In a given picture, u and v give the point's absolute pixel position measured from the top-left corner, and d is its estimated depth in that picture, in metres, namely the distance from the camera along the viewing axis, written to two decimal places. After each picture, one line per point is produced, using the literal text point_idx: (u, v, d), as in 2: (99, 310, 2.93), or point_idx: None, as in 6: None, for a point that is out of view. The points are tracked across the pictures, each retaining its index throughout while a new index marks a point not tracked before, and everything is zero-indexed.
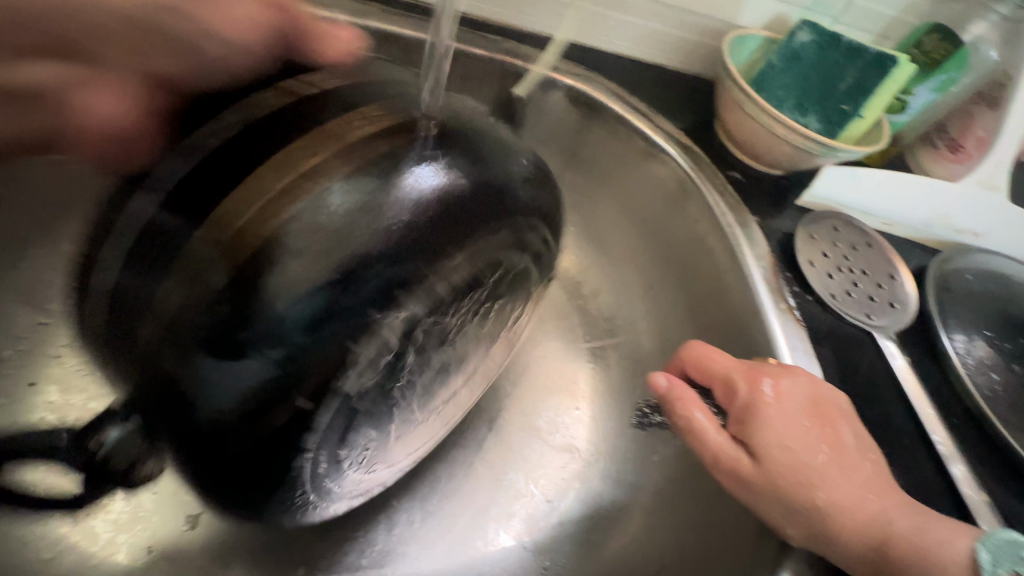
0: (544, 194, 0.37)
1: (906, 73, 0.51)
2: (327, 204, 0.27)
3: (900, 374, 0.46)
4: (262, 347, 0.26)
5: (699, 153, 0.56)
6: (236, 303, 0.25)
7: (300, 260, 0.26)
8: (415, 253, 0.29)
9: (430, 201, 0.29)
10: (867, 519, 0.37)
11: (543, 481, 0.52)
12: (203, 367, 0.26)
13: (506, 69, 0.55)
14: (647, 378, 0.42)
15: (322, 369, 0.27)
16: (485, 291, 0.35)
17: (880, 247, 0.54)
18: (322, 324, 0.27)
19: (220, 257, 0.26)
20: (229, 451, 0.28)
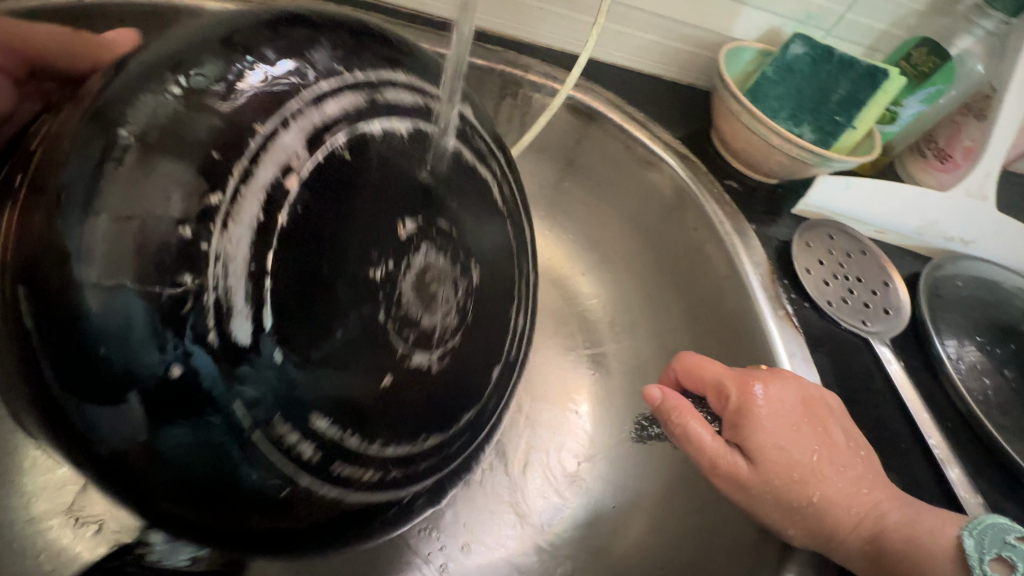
0: (398, 68, 0.32)
1: (895, 86, 0.52)
2: (142, 113, 0.23)
3: (895, 379, 0.47)
4: (102, 342, 0.21)
5: (695, 162, 0.57)
6: (62, 299, 0.21)
7: (122, 190, 0.21)
8: (251, 143, 0.24)
9: (272, 89, 0.25)
10: (860, 514, 0.37)
11: (545, 488, 0.52)
12: (72, 415, 0.22)
13: (506, 78, 0.56)
14: (642, 392, 0.41)
15: (176, 329, 0.22)
16: (383, 181, 0.30)
17: (874, 255, 0.55)
18: (148, 271, 0.21)
19: (35, 253, 0.22)
20: (170, 500, 0.24)
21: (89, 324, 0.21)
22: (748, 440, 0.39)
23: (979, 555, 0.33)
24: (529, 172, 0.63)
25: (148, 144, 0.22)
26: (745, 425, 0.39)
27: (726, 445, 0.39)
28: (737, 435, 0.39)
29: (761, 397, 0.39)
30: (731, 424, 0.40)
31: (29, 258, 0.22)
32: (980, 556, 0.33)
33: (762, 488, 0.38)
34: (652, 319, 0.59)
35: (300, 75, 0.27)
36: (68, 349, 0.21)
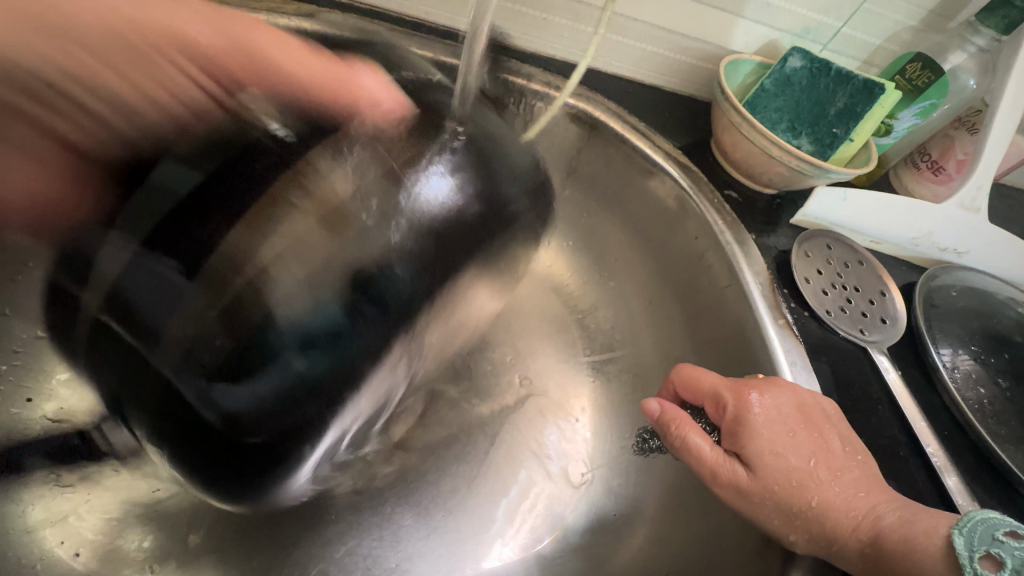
0: (541, 192, 0.40)
1: (892, 100, 0.53)
2: (374, 237, 0.30)
3: (893, 388, 0.47)
4: (276, 360, 0.29)
5: (697, 172, 0.57)
6: (241, 333, 0.28)
7: (291, 290, 0.29)
8: (421, 271, 0.32)
9: (433, 205, 0.32)
10: (859, 517, 0.35)
11: (545, 496, 0.52)
12: (211, 388, 0.29)
13: (509, 86, 0.57)
14: (639, 406, 0.40)
15: (335, 379, 0.31)
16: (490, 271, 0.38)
17: (871, 265, 0.56)
18: (339, 337, 0.30)
19: (216, 296, 0.28)
20: (233, 459, 0.32)
21: (261, 343, 0.28)
22: (746, 448, 0.37)
23: (968, 554, 0.31)
24: None
25: (319, 262, 0.29)
26: (743, 432, 0.38)
27: (725, 454, 0.38)
28: (736, 444, 0.38)
29: (758, 404, 0.38)
30: (729, 433, 0.38)
31: (197, 273, 0.28)
32: (969, 554, 0.31)
33: (762, 496, 0.36)
34: (652, 327, 0.59)
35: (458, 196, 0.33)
36: (231, 346, 0.28)
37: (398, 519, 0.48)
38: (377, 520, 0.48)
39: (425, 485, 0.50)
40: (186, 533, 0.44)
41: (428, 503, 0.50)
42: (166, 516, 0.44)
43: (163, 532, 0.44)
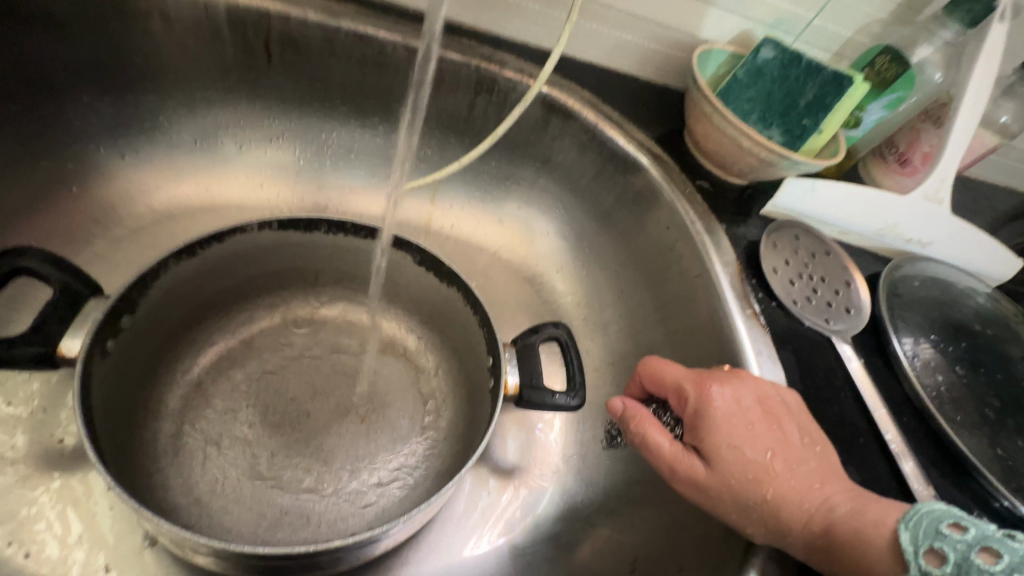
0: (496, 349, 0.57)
1: (861, 92, 0.53)
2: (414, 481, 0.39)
3: (855, 376, 0.48)
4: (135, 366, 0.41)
5: (669, 162, 0.57)
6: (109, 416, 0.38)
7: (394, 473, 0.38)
8: None
9: (435, 481, 0.50)
10: (812, 509, 0.34)
11: (521, 486, 0.53)
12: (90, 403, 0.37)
13: (482, 74, 0.56)
14: (603, 403, 0.40)
15: None
16: (476, 378, 0.53)
17: (837, 255, 0.57)
18: None
19: None
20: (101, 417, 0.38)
21: None
22: (704, 442, 0.36)
23: (913, 549, 0.29)
24: (505, 172, 0.64)
25: None
26: (703, 426, 0.37)
27: (684, 448, 0.37)
28: (695, 437, 0.37)
29: (718, 397, 0.37)
30: (689, 427, 0.38)
31: None
32: (914, 549, 0.29)
33: (718, 490, 0.35)
34: (625, 318, 0.59)
35: (472, 420, 0.51)
36: None
37: (369, 510, 0.49)
38: (351, 508, 0.48)
39: (397, 478, 0.51)
40: (145, 533, 0.43)
41: (400, 493, 0.50)
42: (123, 513, 0.44)
43: (122, 529, 0.44)
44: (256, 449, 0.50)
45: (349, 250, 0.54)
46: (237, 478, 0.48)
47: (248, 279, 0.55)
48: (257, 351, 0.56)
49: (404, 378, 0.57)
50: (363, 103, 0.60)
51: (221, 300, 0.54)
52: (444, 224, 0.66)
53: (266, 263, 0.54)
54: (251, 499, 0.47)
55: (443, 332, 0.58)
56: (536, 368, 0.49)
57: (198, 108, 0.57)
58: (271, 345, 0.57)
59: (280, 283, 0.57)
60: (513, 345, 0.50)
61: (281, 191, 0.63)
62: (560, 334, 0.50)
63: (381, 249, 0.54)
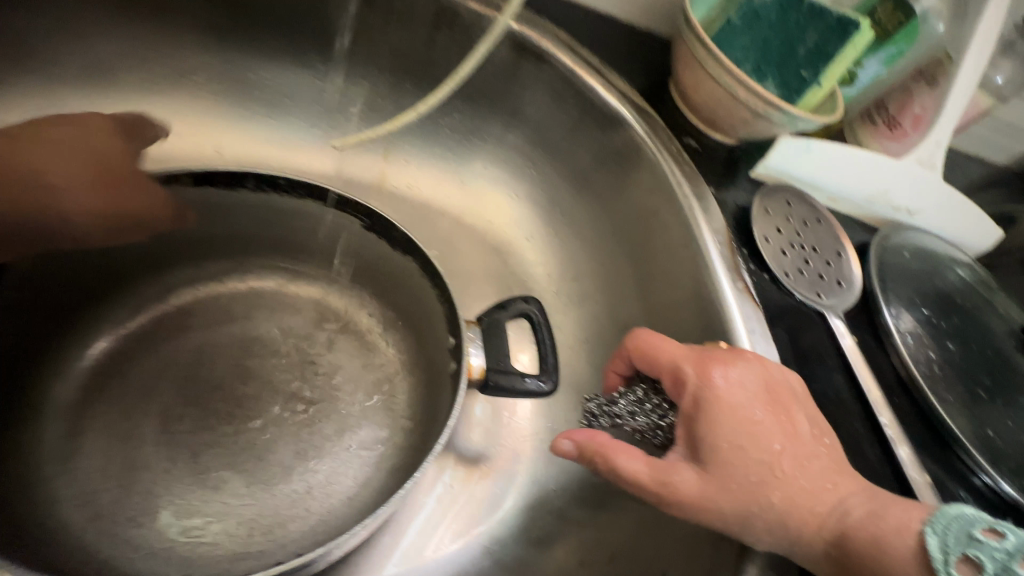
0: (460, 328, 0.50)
1: (866, 40, 0.47)
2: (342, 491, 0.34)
3: (848, 354, 0.44)
4: None
5: (656, 117, 0.50)
6: None
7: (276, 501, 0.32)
8: None
9: (387, 478, 0.44)
10: (824, 513, 0.29)
11: (486, 478, 0.47)
12: None
13: (440, 5, 0.47)
14: (551, 448, 0.35)
15: None
16: (433, 363, 0.47)
17: (829, 223, 0.53)
18: None
19: None
20: None
21: None
22: (701, 438, 0.31)
23: (944, 558, 0.25)
24: (469, 126, 0.56)
25: None
26: (701, 419, 0.32)
27: (670, 460, 0.32)
28: (691, 432, 0.32)
29: (721, 382, 0.32)
30: (685, 419, 0.33)
31: None
32: (945, 558, 0.25)
33: (717, 499, 0.30)
34: (602, 291, 0.54)
35: (428, 409, 0.46)
36: None
37: (311, 513, 0.42)
38: (289, 512, 0.42)
39: (345, 475, 0.44)
40: None
41: (345, 495, 0.43)
42: None
43: None
44: (173, 450, 0.42)
45: (279, 213, 0.46)
46: (147, 485, 0.41)
47: (158, 246, 0.47)
48: (175, 333, 0.48)
49: (353, 360, 0.50)
50: (297, 37, 0.50)
51: (123, 270, 0.47)
52: (399, 184, 0.58)
53: (172, 230, 0.45)
54: (165, 510, 0.40)
55: (396, 308, 0.50)
56: (504, 349, 0.43)
57: (87, 34, 0.47)
58: (192, 326, 0.49)
59: (198, 253, 0.49)
60: (479, 322, 0.44)
61: (208, 145, 0.54)
62: (532, 310, 0.44)
63: (317, 214, 0.46)
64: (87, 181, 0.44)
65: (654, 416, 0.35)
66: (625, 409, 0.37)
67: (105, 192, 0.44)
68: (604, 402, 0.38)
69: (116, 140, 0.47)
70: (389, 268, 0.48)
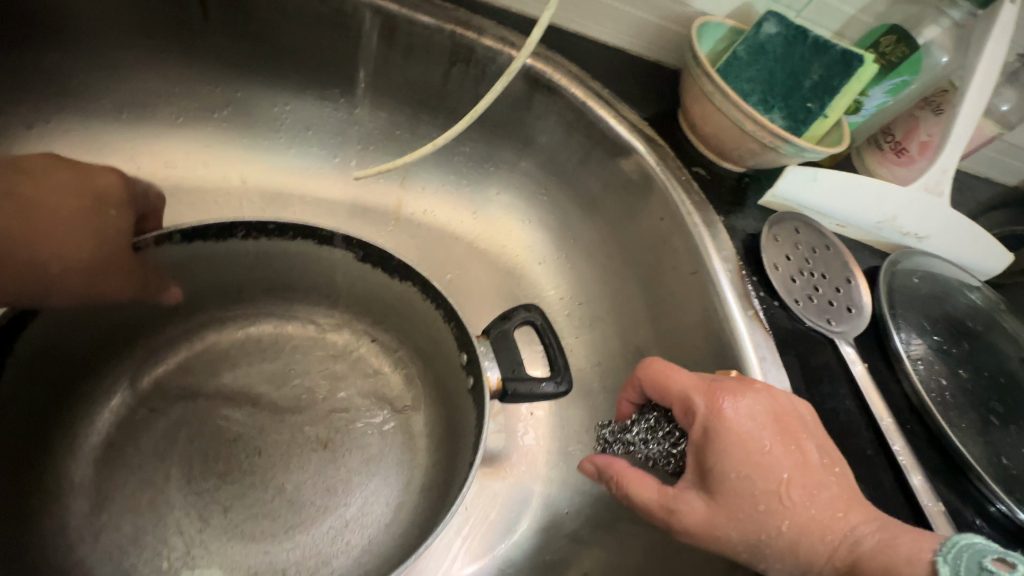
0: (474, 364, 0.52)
1: (870, 73, 0.49)
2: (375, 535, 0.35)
3: (859, 380, 0.44)
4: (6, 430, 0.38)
5: (666, 147, 0.52)
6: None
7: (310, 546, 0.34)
8: None
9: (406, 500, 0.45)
10: (834, 542, 0.29)
11: (499, 501, 0.48)
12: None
13: (457, 42, 0.49)
14: (577, 468, 0.37)
15: None
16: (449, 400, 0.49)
17: (838, 249, 0.53)
18: None
19: None
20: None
21: None
22: (709, 468, 0.32)
23: None
24: (483, 153, 0.58)
25: None
26: (710, 449, 0.32)
27: (678, 489, 0.33)
28: (701, 462, 0.33)
29: (731, 413, 0.32)
30: (694, 448, 0.33)
31: None
32: None
33: (725, 527, 0.31)
34: (612, 315, 0.55)
35: (447, 448, 0.47)
36: None
37: None
38: None
39: None
40: None
41: (376, 523, 0.47)
42: None
43: None
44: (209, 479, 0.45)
45: (296, 259, 0.48)
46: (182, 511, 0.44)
47: (169, 301, 0.48)
48: (210, 365, 0.51)
49: (375, 387, 0.53)
50: (320, 72, 0.52)
51: (132, 325, 0.47)
52: (415, 210, 0.60)
53: (196, 279, 0.47)
54: (204, 539, 0.43)
55: (410, 335, 0.52)
56: (516, 359, 0.45)
57: (122, 72, 0.50)
58: (226, 359, 0.52)
59: (221, 297, 0.51)
60: (488, 335, 0.45)
61: (231, 174, 0.56)
62: (535, 317, 0.45)
63: (332, 259, 0.48)
64: (76, 272, 0.41)
65: (666, 443, 0.36)
66: (638, 436, 0.38)
67: (89, 279, 0.42)
68: (618, 429, 0.39)
69: (106, 212, 0.43)
70: (402, 310, 0.50)
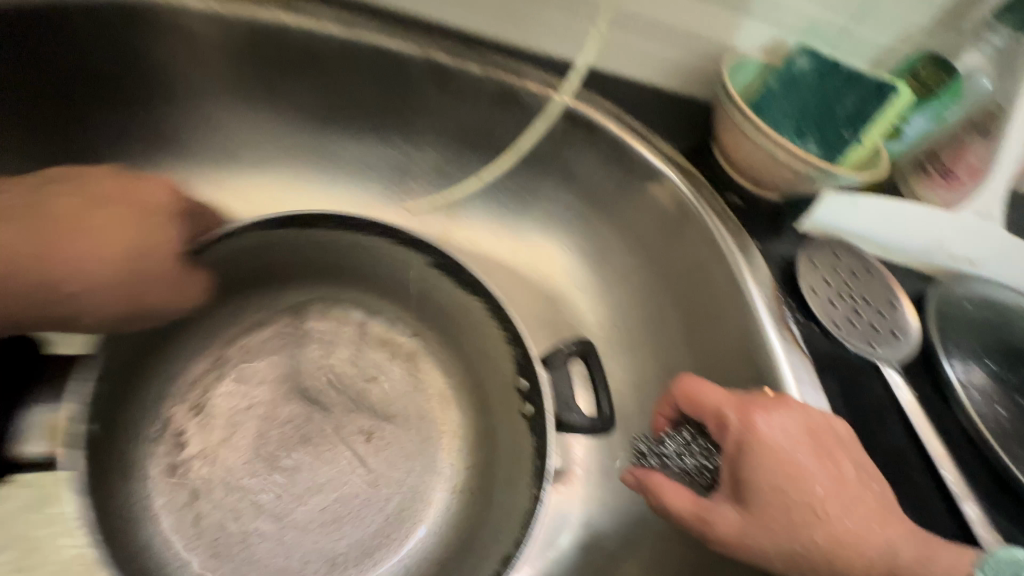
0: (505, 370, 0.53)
1: (906, 101, 0.50)
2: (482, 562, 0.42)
3: (906, 407, 0.44)
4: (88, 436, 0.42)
5: (698, 176, 0.54)
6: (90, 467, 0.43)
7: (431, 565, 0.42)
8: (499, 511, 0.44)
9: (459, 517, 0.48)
10: (871, 556, 0.30)
11: (546, 520, 0.49)
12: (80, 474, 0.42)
13: (503, 88, 0.54)
14: (617, 478, 0.38)
15: None
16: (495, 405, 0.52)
17: (880, 274, 0.53)
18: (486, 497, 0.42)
19: None
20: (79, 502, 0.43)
21: None
22: (743, 481, 0.33)
23: None
24: (526, 184, 0.62)
25: None
26: (743, 462, 0.33)
27: (712, 502, 0.34)
28: (735, 475, 0.34)
29: (764, 428, 0.34)
30: (729, 461, 0.34)
31: None
32: None
33: (757, 537, 0.32)
34: (650, 338, 0.57)
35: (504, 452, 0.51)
36: None
37: None
38: None
39: None
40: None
41: None
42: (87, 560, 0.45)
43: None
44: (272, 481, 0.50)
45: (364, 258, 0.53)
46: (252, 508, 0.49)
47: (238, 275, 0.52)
48: None
49: (420, 400, 0.56)
50: (381, 118, 0.59)
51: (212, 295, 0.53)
52: (464, 242, 0.63)
53: (272, 258, 0.52)
54: (274, 536, 0.49)
55: (456, 337, 0.56)
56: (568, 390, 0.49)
57: (214, 122, 0.58)
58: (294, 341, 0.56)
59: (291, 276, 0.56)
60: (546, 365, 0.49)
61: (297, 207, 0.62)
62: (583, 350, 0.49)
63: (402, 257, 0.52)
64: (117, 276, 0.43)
65: (701, 458, 0.37)
66: (672, 449, 0.38)
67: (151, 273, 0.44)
68: (652, 442, 0.39)
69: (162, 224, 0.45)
70: (450, 308, 0.54)
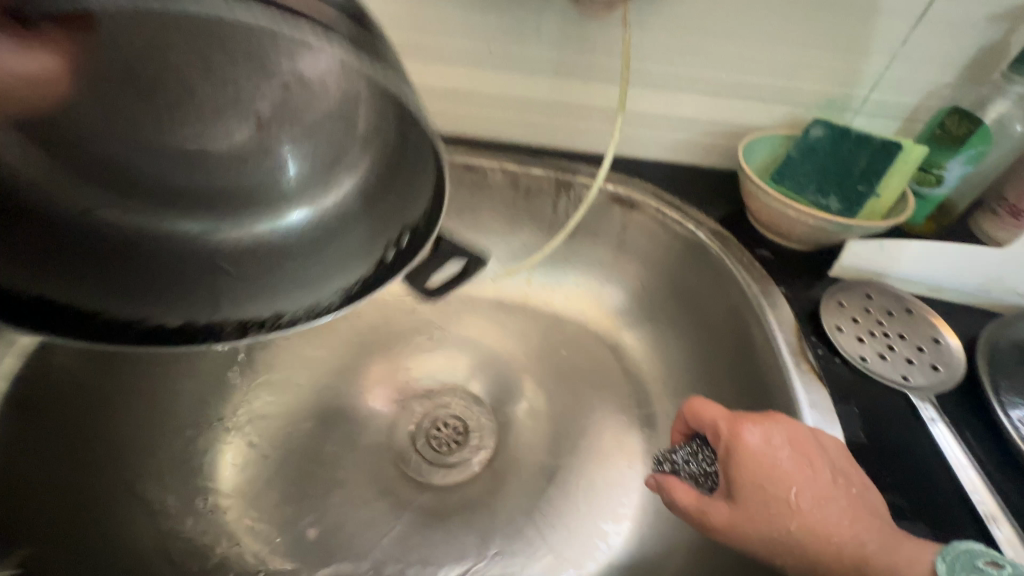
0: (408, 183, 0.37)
1: (915, 154, 0.56)
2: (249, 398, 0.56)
3: (939, 436, 0.47)
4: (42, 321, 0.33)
5: (727, 235, 0.64)
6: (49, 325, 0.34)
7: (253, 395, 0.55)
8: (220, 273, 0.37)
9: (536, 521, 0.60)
10: (840, 544, 0.36)
11: (612, 536, 0.59)
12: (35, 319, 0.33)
13: (559, 180, 0.71)
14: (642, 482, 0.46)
15: None
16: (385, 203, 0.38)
17: (919, 311, 0.56)
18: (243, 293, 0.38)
19: None
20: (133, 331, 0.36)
21: None
22: (732, 479, 0.40)
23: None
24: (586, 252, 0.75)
25: None
26: (732, 464, 0.40)
27: (708, 497, 0.41)
28: (727, 475, 0.41)
29: (749, 436, 0.40)
30: (722, 464, 0.42)
31: None
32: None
33: (745, 526, 0.39)
34: (695, 378, 0.65)
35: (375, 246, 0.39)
36: None
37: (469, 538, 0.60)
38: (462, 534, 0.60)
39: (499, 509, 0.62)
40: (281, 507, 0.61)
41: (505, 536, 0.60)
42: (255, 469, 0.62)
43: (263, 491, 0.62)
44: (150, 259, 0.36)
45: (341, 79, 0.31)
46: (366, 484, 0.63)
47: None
48: None
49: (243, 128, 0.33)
50: None
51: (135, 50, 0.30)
52: (539, 301, 0.77)
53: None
54: None
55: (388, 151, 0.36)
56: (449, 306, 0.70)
57: None
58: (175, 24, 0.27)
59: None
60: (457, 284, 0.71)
61: None
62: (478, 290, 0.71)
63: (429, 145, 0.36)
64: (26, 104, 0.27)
65: (704, 464, 0.44)
66: (681, 457, 0.46)
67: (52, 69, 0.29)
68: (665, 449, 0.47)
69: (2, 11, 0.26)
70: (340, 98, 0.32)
